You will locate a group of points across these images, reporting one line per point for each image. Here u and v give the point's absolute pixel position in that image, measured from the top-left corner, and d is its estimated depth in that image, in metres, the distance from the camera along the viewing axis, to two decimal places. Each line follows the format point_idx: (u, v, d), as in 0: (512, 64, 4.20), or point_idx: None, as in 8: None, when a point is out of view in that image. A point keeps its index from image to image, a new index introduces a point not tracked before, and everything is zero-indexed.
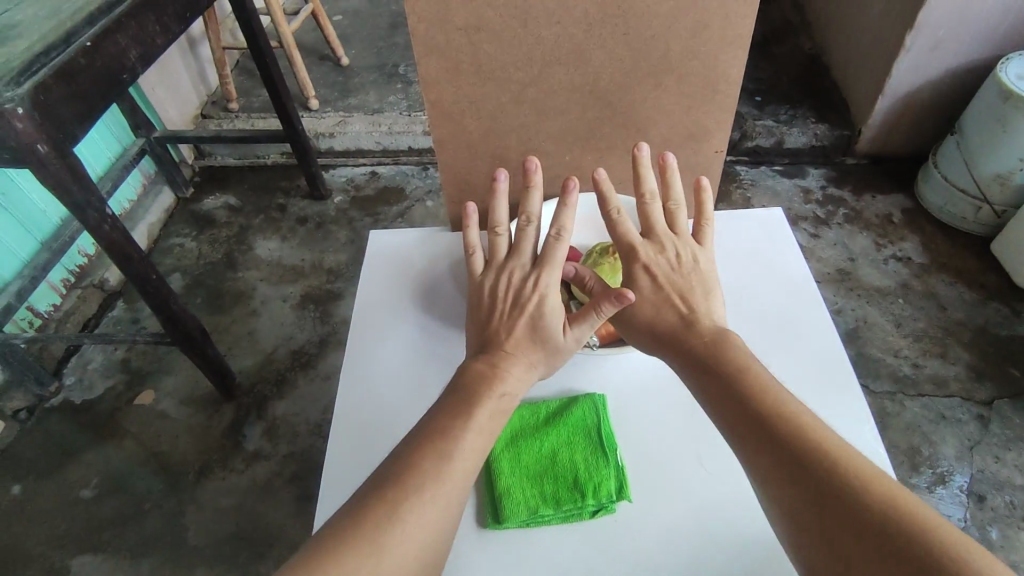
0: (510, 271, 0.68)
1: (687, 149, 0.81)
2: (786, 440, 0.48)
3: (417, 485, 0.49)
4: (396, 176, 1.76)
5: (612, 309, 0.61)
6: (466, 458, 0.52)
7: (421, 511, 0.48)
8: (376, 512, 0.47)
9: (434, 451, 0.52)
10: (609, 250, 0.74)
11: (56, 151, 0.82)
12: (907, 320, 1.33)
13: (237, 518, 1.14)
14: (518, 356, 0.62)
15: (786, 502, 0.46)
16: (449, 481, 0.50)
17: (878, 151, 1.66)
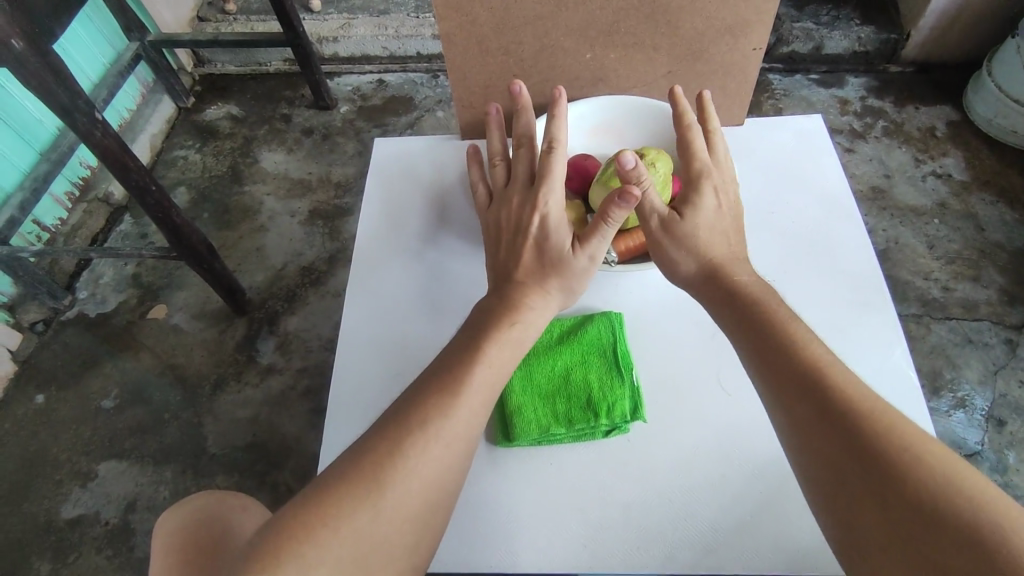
0: (510, 198, 0.63)
1: (722, 46, 0.73)
2: (833, 402, 0.45)
3: (422, 424, 0.47)
4: (404, 85, 1.67)
5: (621, 213, 0.55)
6: (476, 399, 0.50)
7: (427, 452, 0.46)
8: (381, 449, 0.45)
9: (442, 388, 0.49)
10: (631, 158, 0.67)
11: (34, 48, 0.76)
12: (941, 241, 1.27)
13: (254, 430, 1.16)
14: (529, 286, 0.59)
15: (823, 466, 0.43)
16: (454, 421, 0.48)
17: (926, 57, 1.53)
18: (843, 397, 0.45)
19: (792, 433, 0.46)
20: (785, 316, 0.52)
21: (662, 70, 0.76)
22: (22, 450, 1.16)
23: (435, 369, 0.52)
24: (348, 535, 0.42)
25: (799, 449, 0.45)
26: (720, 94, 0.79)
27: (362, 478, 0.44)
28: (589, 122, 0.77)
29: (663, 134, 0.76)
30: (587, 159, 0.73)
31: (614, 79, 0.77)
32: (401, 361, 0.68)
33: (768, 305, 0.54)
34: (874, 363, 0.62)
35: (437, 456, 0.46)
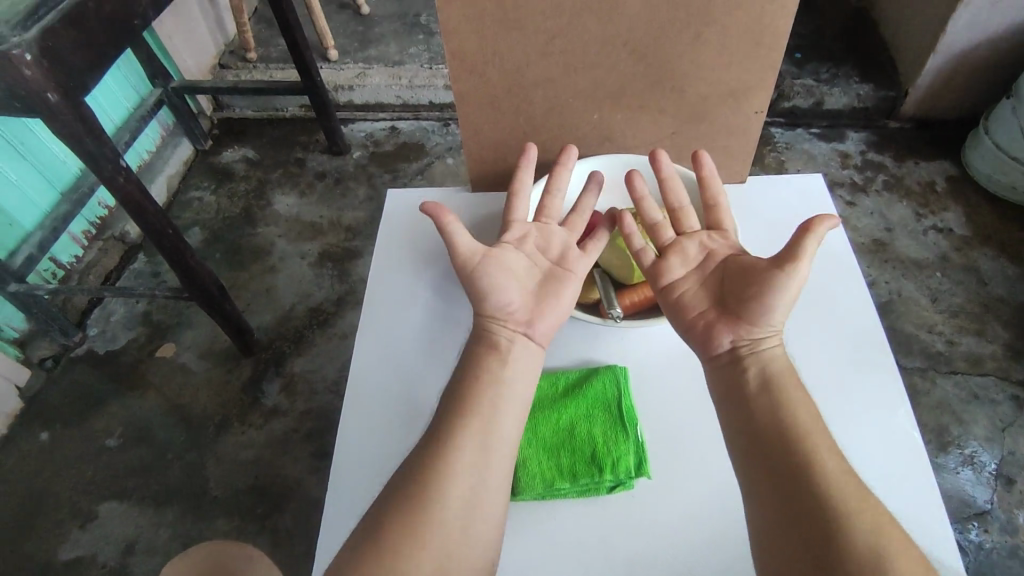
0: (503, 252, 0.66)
1: (724, 109, 0.76)
2: (803, 492, 0.49)
3: (422, 505, 0.51)
4: (416, 132, 1.72)
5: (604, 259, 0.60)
6: (467, 471, 0.54)
7: (431, 533, 0.50)
8: (389, 531, 0.50)
9: (438, 465, 0.53)
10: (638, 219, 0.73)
11: (67, 100, 0.80)
12: (944, 294, 1.28)
13: (256, 472, 1.16)
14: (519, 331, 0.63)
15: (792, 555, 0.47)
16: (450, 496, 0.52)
17: (924, 115, 1.57)
18: (813, 489, 0.49)
19: (761, 512, 0.50)
20: (768, 391, 0.56)
21: (667, 130, 0.79)
22: (23, 488, 1.15)
23: (427, 439, 0.56)
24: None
25: (765, 530, 0.50)
26: (723, 154, 0.82)
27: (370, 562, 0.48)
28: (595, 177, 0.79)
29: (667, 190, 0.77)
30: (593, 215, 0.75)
31: (620, 138, 0.80)
32: (408, 410, 0.69)
33: (752, 378, 0.57)
34: (877, 423, 0.63)
35: (440, 533, 0.50)
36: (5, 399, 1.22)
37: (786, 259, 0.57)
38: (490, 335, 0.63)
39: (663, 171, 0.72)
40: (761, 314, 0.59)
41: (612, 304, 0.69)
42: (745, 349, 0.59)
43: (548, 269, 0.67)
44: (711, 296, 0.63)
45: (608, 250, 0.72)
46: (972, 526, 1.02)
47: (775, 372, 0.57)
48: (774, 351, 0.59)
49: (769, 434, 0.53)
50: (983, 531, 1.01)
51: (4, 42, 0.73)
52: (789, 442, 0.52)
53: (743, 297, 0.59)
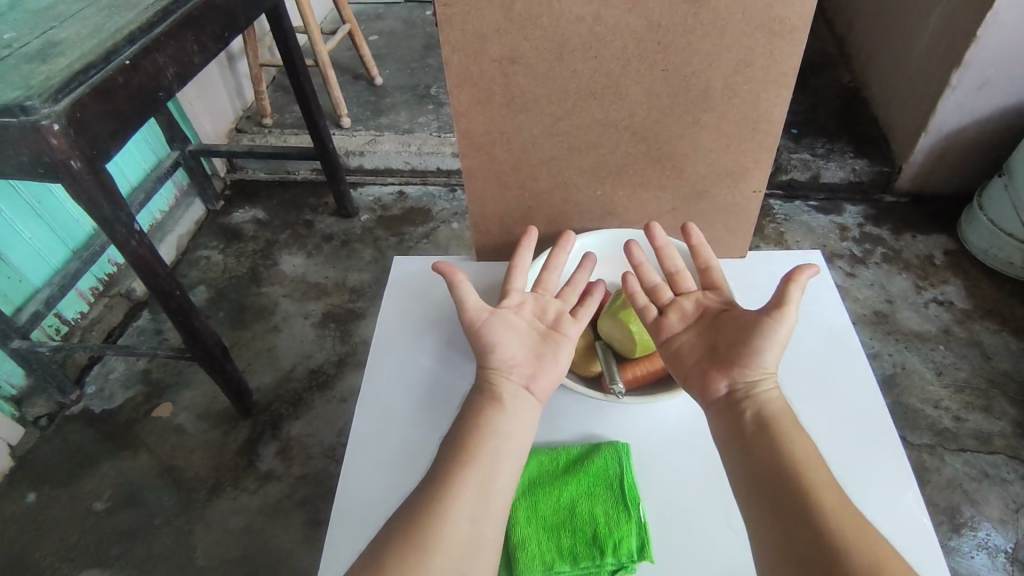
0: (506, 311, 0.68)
1: (723, 188, 0.78)
2: (802, 526, 0.49)
3: (416, 553, 0.51)
4: (423, 197, 1.76)
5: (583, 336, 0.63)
6: (463, 520, 0.53)
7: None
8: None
9: (434, 509, 0.54)
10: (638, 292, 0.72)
11: (88, 167, 0.83)
12: (948, 368, 1.27)
13: (246, 541, 1.12)
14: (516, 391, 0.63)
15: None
16: (445, 544, 0.52)
17: (919, 190, 1.61)
18: (810, 523, 0.49)
19: (763, 551, 0.50)
20: (764, 428, 0.56)
21: (668, 207, 0.81)
22: (3, 553, 1.12)
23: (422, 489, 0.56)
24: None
25: (768, 568, 0.49)
26: (722, 229, 0.83)
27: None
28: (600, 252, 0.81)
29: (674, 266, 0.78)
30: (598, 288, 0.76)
31: (622, 212, 0.82)
32: (406, 483, 0.67)
33: (750, 415, 0.58)
34: (885, 505, 0.61)
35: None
36: None
37: (772, 307, 0.59)
38: (492, 388, 0.63)
39: (658, 242, 0.73)
40: (753, 357, 0.59)
41: (614, 379, 0.68)
42: (742, 392, 0.59)
43: (547, 330, 0.68)
44: (706, 345, 0.63)
45: (610, 324, 0.71)
46: None
47: (775, 411, 0.58)
48: (772, 393, 0.59)
49: (766, 471, 0.53)
50: None
51: (35, 114, 0.76)
52: (786, 477, 0.52)
53: (733, 343, 0.60)
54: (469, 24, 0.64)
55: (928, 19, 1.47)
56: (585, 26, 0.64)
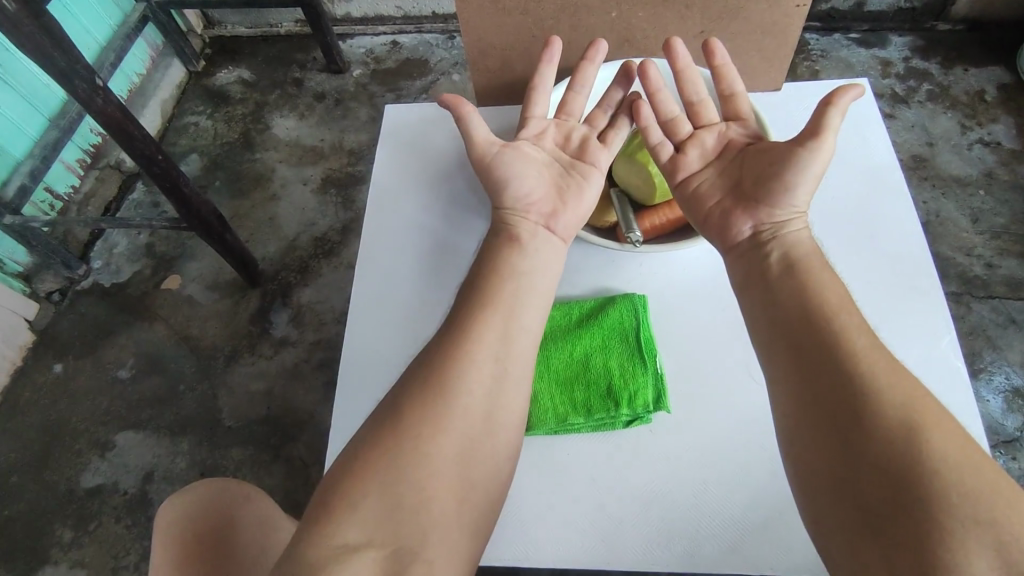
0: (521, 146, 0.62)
1: (761, 3, 0.67)
2: (831, 371, 0.44)
3: (440, 404, 0.47)
4: (419, 47, 1.60)
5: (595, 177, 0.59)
6: (487, 373, 0.50)
7: (451, 415, 0.47)
8: (403, 424, 0.46)
9: (456, 360, 0.50)
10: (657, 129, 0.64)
11: (28, 11, 0.72)
12: (986, 214, 1.19)
13: (269, 403, 1.15)
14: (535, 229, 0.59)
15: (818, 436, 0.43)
16: (470, 389, 0.48)
17: (978, 14, 1.41)
18: (837, 366, 0.44)
19: (782, 396, 0.47)
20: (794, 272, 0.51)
21: (694, 29, 0.70)
22: (41, 419, 1.17)
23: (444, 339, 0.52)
24: (372, 512, 0.42)
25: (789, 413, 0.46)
26: (756, 56, 0.73)
27: (381, 457, 0.44)
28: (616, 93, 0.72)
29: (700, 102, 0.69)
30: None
31: (641, 40, 0.71)
32: (415, 343, 0.65)
33: (778, 260, 0.52)
34: (917, 351, 0.58)
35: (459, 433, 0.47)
36: (14, 332, 1.21)
37: (806, 135, 0.51)
38: (509, 228, 0.59)
39: (678, 63, 0.62)
40: (781, 194, 0.53)
41: (630, 228, 0.63)
42: (767, 233, 0.54)
43: (569, 162, 0.62)
44: (729, 182, 0.57)
45: (625, 167, 0.65)
46: (1000, 454, 0.98)
47: (808, 256, 0.52)
48: (801, 233, 0.53)
49: (792, 318, 0.48)
50: (1011, 458, 0.98)
51: None
52: (816, 322, 0.47)
53: (761, 181, 0.54)
54: None
55: None
56: None
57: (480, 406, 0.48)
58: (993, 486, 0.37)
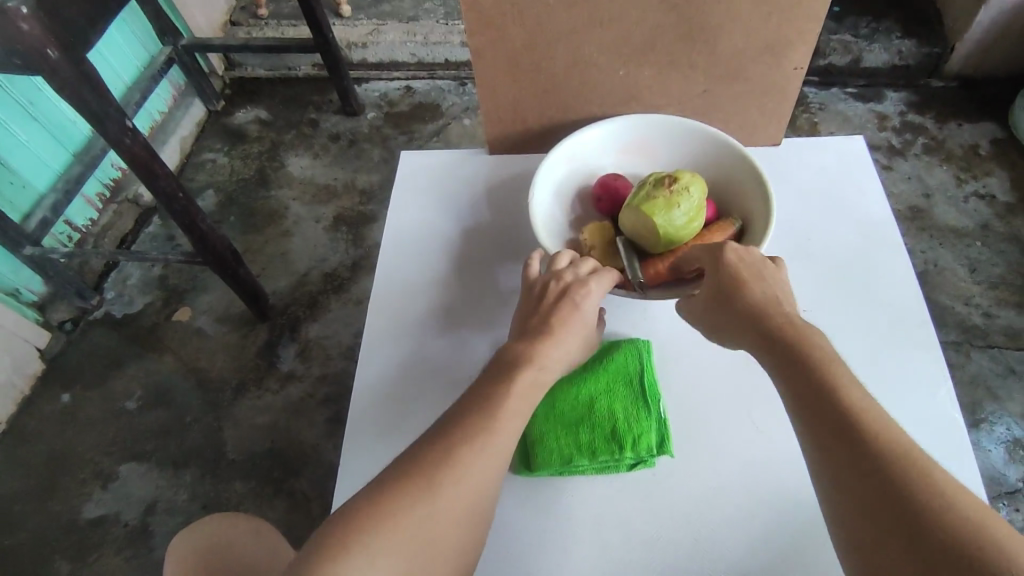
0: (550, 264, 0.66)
1: (761, 65, 0.71)
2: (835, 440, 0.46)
3: (449, 464, 0.49)
4: (431, 92, 1.66)
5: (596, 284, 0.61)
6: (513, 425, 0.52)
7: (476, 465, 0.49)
8: (411, 487, 0.47)
9: (477, 416, 0.52)
10: (663, 181, 0.64)
11: (69, 57, 0.76)
12: (983, 265, 1.22)
13: (273, 436, 1.16)
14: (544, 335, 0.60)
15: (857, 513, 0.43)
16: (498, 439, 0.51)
17: (971, 72, 1.47)
18: (857, 441, 0.45)
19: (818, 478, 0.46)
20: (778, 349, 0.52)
21: (697, 87, 0.74)
22: (47, 448, 1.17)
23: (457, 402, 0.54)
24: (387, 560, 0.44)
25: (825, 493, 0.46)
26: (757, 113, 0.76)
27: (405, 498, 0.47)
28: (619, 141, 0.73)
29: (701, 153, 0.72)
30: (619, 179, 0.71)
31: (647, 97, 0.75)
32: (424, 386, 0.66)
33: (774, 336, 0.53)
34: (915, 402, 0.59)
35: (463, 493, 0.48)
36: (26, 360, 1.23)
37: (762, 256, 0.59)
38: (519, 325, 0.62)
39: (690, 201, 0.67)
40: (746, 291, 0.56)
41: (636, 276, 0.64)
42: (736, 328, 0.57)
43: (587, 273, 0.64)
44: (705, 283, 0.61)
45: (630, 216, 0.64)
46: (1002, 505, 0.98)
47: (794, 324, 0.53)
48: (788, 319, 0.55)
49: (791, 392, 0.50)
50: (1014, 509, 0.98)
51: None
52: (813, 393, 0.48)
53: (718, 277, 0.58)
54: None
55: None
56: None
57: (486, 466, 0.50)
58: (998, 533, 0.39)
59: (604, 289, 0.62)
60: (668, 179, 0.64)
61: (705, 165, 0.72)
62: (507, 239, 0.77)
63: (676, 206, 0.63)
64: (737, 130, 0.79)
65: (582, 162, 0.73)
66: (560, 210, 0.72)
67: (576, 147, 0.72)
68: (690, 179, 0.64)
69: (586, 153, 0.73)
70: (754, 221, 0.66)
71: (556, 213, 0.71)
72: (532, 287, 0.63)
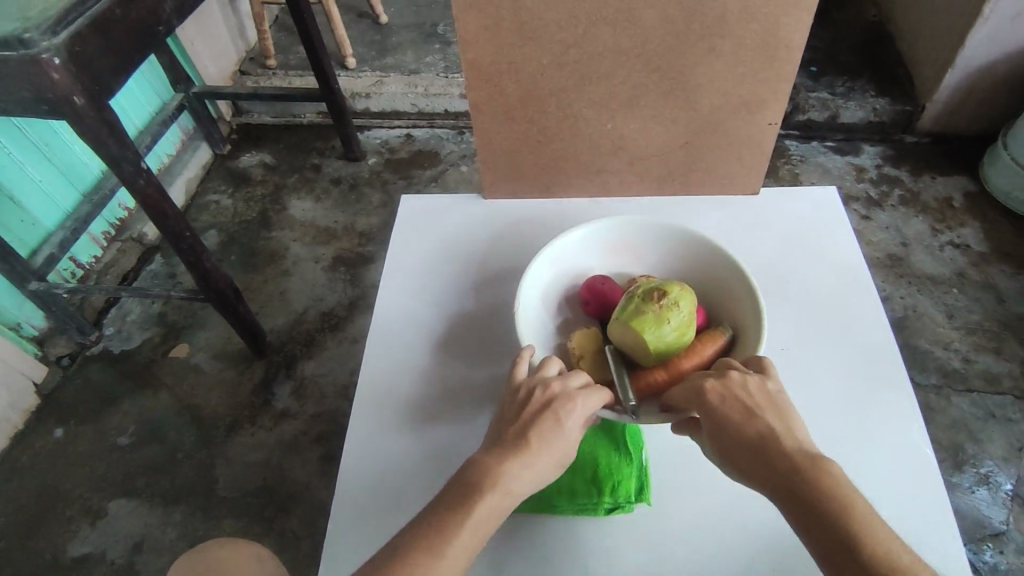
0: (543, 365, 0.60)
1: (737, 120, 0.76)
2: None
3: (452, 508, 0.50)
4: (431, 140, 1.73)
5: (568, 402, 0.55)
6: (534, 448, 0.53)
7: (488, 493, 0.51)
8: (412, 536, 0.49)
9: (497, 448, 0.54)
10: (653, 295, 0.60)
11: (93, 104, 0.81)
12: (960, 311, 1.26)
13: (265, 473, 1.16)
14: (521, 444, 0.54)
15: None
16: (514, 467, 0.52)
17: (941, 130, 1.56)
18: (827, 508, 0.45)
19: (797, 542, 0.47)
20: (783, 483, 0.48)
21: (680, 139, 0.79)
22: (37, 483, 1.17)
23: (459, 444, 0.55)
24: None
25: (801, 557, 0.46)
26: (735, 164, 0.81)
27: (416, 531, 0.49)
28: (605, 243, 0.72)
29: (685, 253, 0.71)
30: (606, 281, 0.68)
31: (634, 148, 0.80)
32: (422, 414, 0.68)
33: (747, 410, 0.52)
34: (889, 438, 0.62)
35: (462, 545, 0.48)
36: (21, 394, 1.23)
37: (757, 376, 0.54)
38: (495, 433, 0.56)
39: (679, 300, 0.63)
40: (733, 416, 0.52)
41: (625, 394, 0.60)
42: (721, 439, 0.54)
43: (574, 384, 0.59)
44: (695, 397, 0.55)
45: (621, 330, 0.61)
46: (987, 548, 0.99)
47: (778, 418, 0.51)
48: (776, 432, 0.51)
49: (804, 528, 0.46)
50: (999, 553, 0.99)
51: (34, 46, 0.75)
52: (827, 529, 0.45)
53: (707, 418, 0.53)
54: None
55: None
56: None
57: (487, 520, 0.50)
58: None
59: (588, 409, 0.56)
60: (656, 292, 0.60)
61: (692, 269, 0.71)
62: (503, 271, 0.79)
63: (666, 321, 0.59)
64: (718, 179, 0.84)
65: (567, 264, 0.72)
66: (547, 314, 0.69)
67: (561, 249, 0.71)
68: (680, 293, 0.61)
69: (571, 254, 0.72)
70: (748, 334, 0.63)
71: (541, 314, 0.68)
72: (516, 392, 0.58)
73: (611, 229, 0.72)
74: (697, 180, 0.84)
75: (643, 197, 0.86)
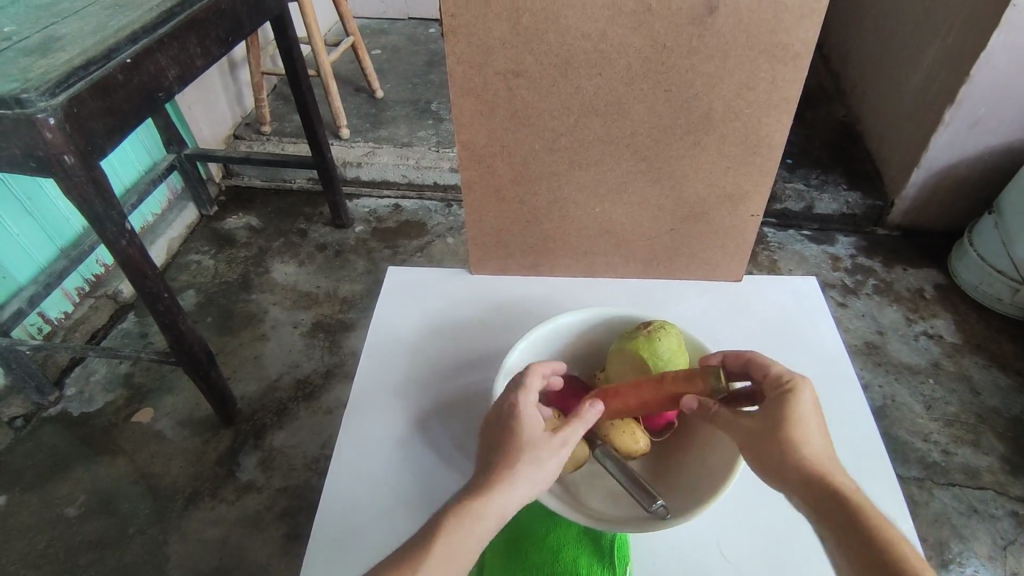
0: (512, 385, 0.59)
1: (722, 211, 0.79)
2: None
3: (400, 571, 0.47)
4: (419, 211, 1.76)
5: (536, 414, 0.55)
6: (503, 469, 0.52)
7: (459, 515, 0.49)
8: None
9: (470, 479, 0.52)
10: (641, 326, 0.65)
11: (82, 163, 0.81)
12: (938, 402, 1.27)
13: (221, 551, 1.09)
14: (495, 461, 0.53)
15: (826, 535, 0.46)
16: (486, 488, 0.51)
17: (909, 224, 1.63)
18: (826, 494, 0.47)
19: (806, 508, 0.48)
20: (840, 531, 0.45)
21: (664, 228, 0.81)
22: None
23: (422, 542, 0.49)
24: None
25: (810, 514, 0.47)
26: (720, 253, 0.83)
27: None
28: (583, 329, 0.72)
29: None
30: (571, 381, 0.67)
31: (621, 232, 0.82)
32: (399, 497, 0.65)
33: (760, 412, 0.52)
34: None
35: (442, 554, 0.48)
36: None
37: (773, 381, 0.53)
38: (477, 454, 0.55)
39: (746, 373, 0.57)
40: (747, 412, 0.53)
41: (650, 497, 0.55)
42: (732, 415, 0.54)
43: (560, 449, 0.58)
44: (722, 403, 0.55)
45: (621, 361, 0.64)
46: None
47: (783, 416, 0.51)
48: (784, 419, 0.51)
49: None
50: None
51: (31, 107, 0.75)
52: None
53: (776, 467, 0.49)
54: (475, 36, 0.65)
55: (923, 57, 1.50)
56: (590, 44, 0.65)
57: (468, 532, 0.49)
58: None
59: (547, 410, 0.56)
60: (660, 327, 0.64)
61: None
62: (484, 349, 0.78)
63: (658, 342, 0.62)
64: (703, 265, 0.85)
65: (546, 348, 0.70)
66: None
67: (541, 336, 0.70)
68: (665, 324, 0.65)
69: (552, 340, 0.71)
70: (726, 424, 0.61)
71: None
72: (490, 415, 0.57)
73: (587, 325, 0.71)
74: (681, 266, 0.86)
75: (629, 278, 0.87)
